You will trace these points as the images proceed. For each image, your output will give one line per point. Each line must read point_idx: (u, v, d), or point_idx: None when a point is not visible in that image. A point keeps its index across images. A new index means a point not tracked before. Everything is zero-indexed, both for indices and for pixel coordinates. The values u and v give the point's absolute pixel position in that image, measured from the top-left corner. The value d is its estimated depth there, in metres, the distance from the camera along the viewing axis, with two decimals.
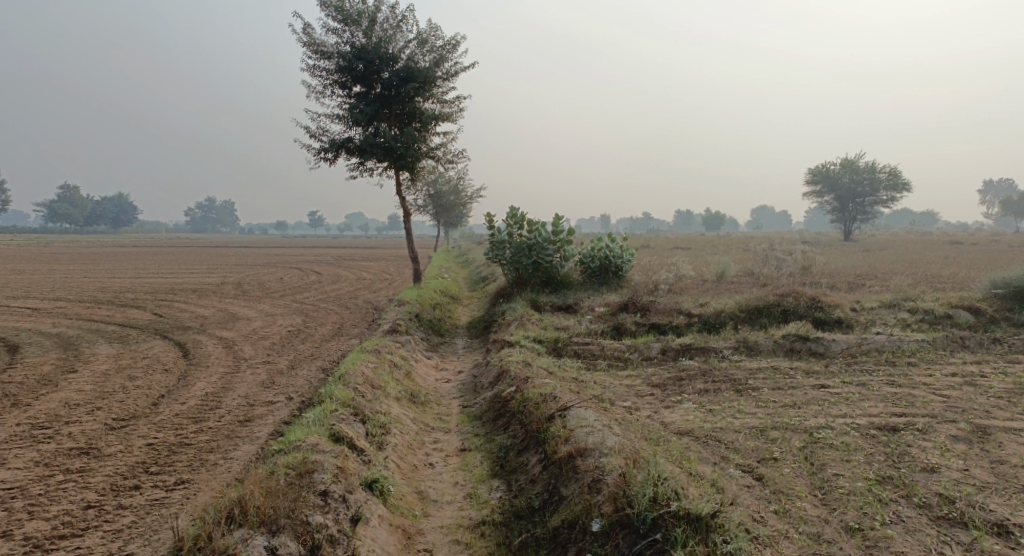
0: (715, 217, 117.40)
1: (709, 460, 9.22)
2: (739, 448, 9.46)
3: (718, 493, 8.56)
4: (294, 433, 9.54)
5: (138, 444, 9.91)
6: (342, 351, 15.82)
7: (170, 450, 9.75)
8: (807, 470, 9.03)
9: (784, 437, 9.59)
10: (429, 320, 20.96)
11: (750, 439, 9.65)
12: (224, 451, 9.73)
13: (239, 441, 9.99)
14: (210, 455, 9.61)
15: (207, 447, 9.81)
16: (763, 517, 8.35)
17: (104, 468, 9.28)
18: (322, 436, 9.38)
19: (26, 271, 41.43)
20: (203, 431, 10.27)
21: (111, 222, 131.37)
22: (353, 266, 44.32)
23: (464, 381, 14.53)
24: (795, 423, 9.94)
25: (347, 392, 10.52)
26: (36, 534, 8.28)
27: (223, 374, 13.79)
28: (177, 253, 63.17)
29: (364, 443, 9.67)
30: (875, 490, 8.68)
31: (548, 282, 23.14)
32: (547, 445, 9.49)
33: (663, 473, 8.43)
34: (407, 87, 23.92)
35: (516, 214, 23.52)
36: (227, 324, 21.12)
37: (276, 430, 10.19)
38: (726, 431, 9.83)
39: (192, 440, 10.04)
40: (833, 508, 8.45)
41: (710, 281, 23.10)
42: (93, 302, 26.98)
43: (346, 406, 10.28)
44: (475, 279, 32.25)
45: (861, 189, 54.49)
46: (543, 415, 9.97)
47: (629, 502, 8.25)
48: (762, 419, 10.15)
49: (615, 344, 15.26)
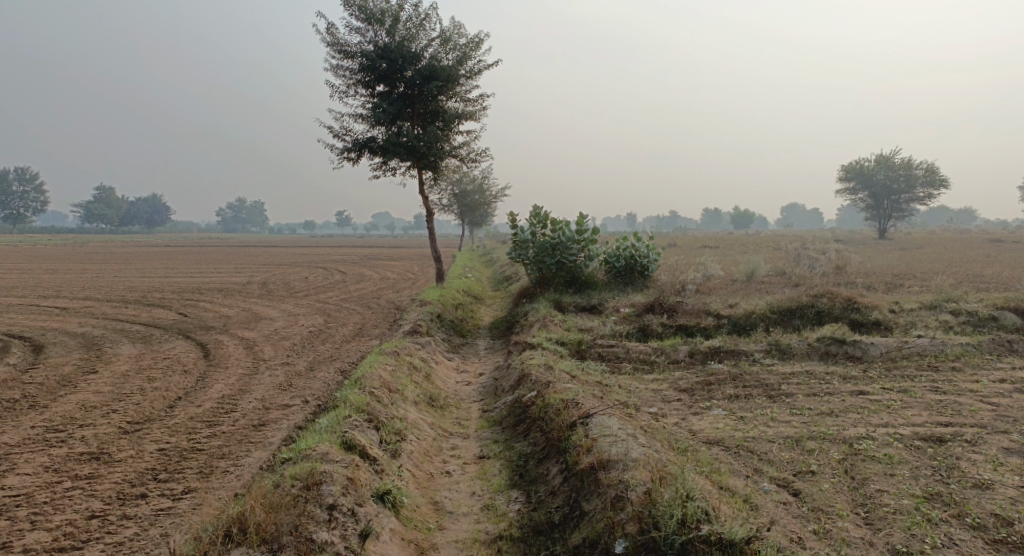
0: (744, 216, 116.23)
1: (741, 472, 8.76)
2: (774, 459, 8.99)
3: (753, 512, 8.12)
4: (305, 440, 9.21)
5: (150, 448, 9.62)
6: (362, 353, 15.51)
7: (180, 456, 9.46)
8: (847, 485, 8.54)
9: (822, 448, 9.11)
10: (452, 321, 20.64)
11: (785, 449, 9.17)
12: (236, 458, 9.43)
13: (251, 447, 9.69)
14: (221, 463, 9.32)
15: (218, 453, 9.52)
16: (803, 538, 7.89)
17: (112, 475, 9.02)
18: (334, 445, 9.03)
19: (58, 270, 41.83)
20: (216, 436, 9.97)
21: (142, 221, 132.66)
22: (378, 265, 44.18)
23: (485, 384, 14.16)
24: (832, 433, 9.45)
25: (362, 396, 10.17)
26: (35, 546, 8.05)
27: (240, 376, 13.53)
28: (207, 253, 63.55)
29: (378, 451, 9.31)
30: (924, 508, 8.20)
31: (572, 283, 22.72)
32: (568, 455, 9.09)
33: (691, 492, 8.02)
34: (429, 86, 23.60)
35: (539, 213, 23.12)
36: (249, 325, 20.95)
37: (290, 436, 9.87)
38: (759, 440, 9.35)
39: (204, 444, 9.74)
40: (878, 529, 7.98)
41: (740, 281, 22.55)
42: (117, 301, 26.93)
43: (360, 411, 9.93)
44: (499, 278, 31.88)
45: (896, 187, 53.44)
46: (565, 423, 9.55)
47: (656, 525, 7.89)
48: (797, 428, 9.66)
49: (641, 347, 14.82)
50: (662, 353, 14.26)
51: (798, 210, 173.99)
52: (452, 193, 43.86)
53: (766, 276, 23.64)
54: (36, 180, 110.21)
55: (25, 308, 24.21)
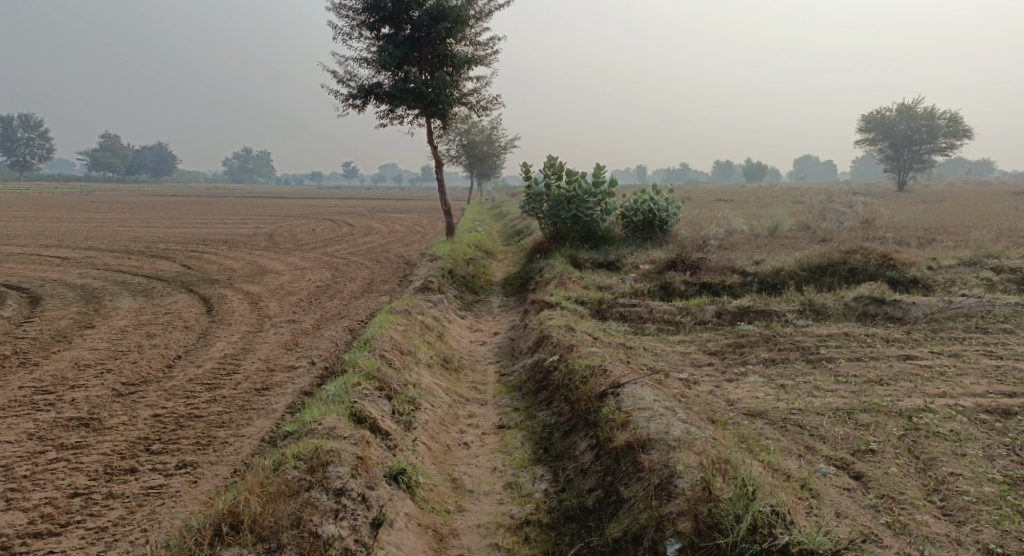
0: (756, 166, 114.46)
1: (792, 452, 8.11)
2: (827, 436, 8.34)
3: (815, 502, 7.49)
4: (310, 412, 8.57)
5: (144, 415, 8.99)
6: (372, 310, 14.85)
7: (176, 424, 8.83)
8: (914, 467, 7.89)
9: (879, 423, 8.46)
10: (463, 277, 19.94)
11: (838, 424, 8.51)
12: (236, 427, 8.79)
13: (252, 415, 9.04)
14: (219, 433, 8.69)
15: (217, 422, 8.88)
16: (876, 533, 7.22)
17: (100, 446, 8.42)
18: (341, 418, 8.37)
19: (64, 219, 41.31)
20: (216, 401, 9.32)
21: (149, 171, 131.63)
22: (387, 217, 43.36)
23: (501, 345, 13.51)
24: (887, 405, 8.78)
25: (371, 361, 9.47)
26: (9, 530, 7.47)
27: (244, 333, 12.88)
28: (214, 203, 62.87)
29: (390, 424, 8.65)
30: (1010, 498, 7.52)
31: (588, 238, 21.89)
32: (599, 430, 8.44)
33: (757, 485, 7.30)
34: (437, 27, 22.56)
35: (554, 163, 22.24)
36: (255, 278, 20.28)
37: (295, 403, 9.21)
38: (808, 413, 8.70)
39: (202, 411, 9.10)
40: (959, 522, 7.32)
41: (763, 236, 21.79)
42: (120, 252, 26.26)
43: (370, 377, 9.25)
44: (510, 232, 31.08)
45: (918, 137, 52.17)
46: (593, 393, 8.86)
47: (717, 524, 7.16)
48: (847, 399, 8.99)
49: (665, 306, 14.14)
50: (688, 313, 13.60)
51: (812, 162, 171.66)
52: (460, 143, 42.81)
53: (790, 229, 23.14)
54: (44, 128, 109.44)
55: (27, 258, 23.62)
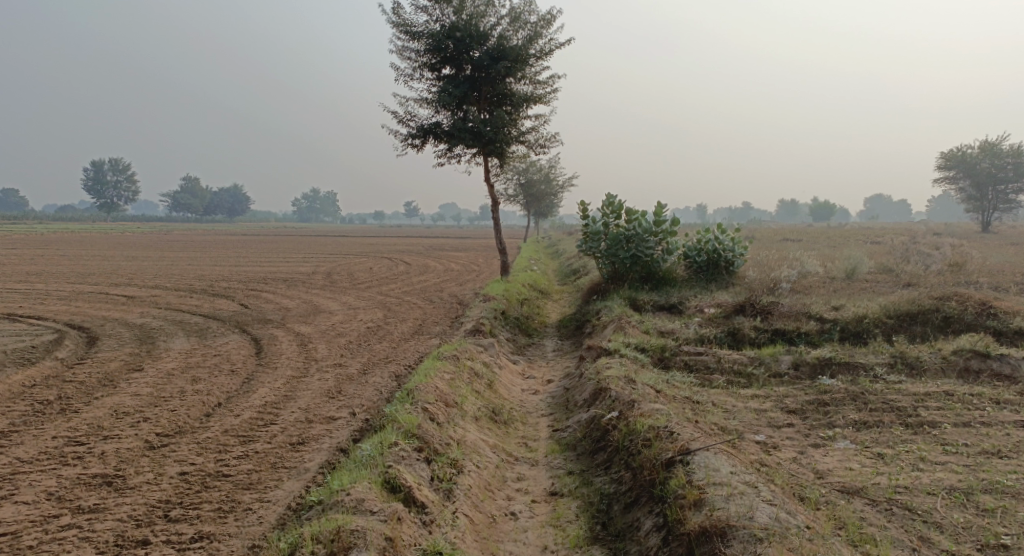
0: (823, 205, 111.76)
1: (905, 545, 7.07)
2: (943, 525, 7.27)
3: None
4: (338, 477, 7.86)
5: (171, 472, 8.30)
6: (422, 354, 14.09)
7: (202, 485, 8.12)
8: None
9: (1007, 508, 7.40)
10: (517, 318, 19.11)
11: (956, 509, 7.44)
12: (263, 490, 8.03)
13: (284, 475, 8.28)
14: (245, 497, 7.95)
15: (245, 483, 8.15)
16: None
17: (117, 511, 7.75)
18: (373, 486, 7.64)
19: (132, 257, 41.76)
20: (248, 457, 8.59)
21: (222, 211, 134.65)
22: (445, 256, 42.92)
23: (555, 395, 12.61)
24: (1012, 486, 7.70)
25: (412, 416, 8.67)
26: None
27: (286, 375, 12.20)
28: (277, 241, 63.35)
29: (427, 493, 7.84)
30: None
31: (648, 278, 20.86)
32: (667, 507, 7.53)
33: None
34: (497, 67, 22.02)
35: (613, 201, 21.33)
36: (307, 318, 19.72)
37: (331, 462, 8.43)
38: (915, 492, 7.66)
39: (232, 468, 8.37)
40: None
41: (839, 280, 20.91)
42: (179, 290, 26.10)
43: (409, 435, 8.45)
44: (566, 272, 30.26)
45: (1002, 175, 50.27)
46: (660, 462, 7.93)
47: None
48: (962, 476, 7.95)
49: (735, 357, 13.16)
50: (761, 363, 13.05)
51: (881, 201, 167.48)
52: (519, 183, 42.33)
53: (868, 273, 22.24)
54: (128, 170, 113.24)
55: (87, 296, 23.53)
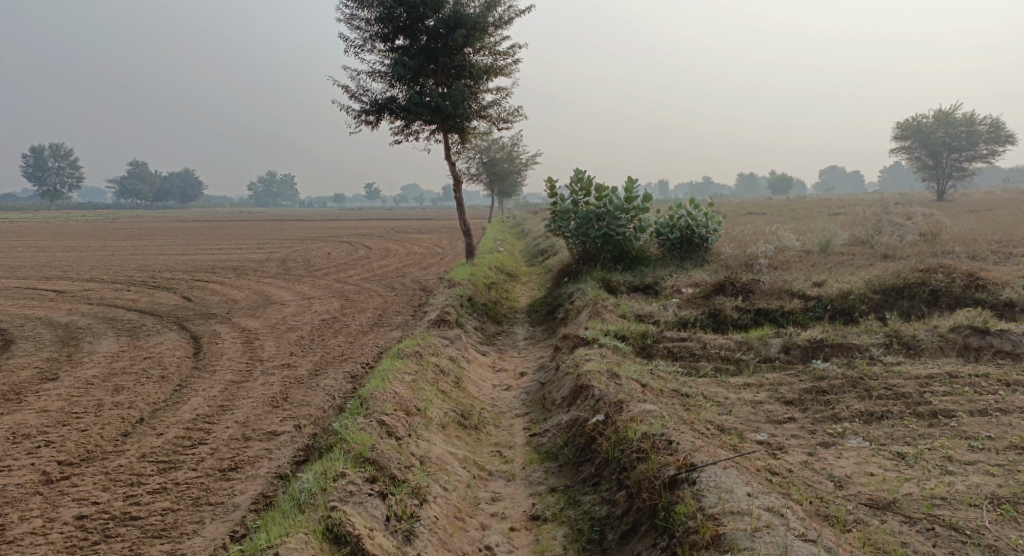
0: (782, 176, 111.66)
1: None
2: (997, 547, 6.57)
3: None
4: (270, 528, 6.84)
5: (67, 516, 7.25)
6: (380, 349, 12.91)
7: (103, 534, 7.08)
8: None
9: None
10: (484, 304, 18.01)
11: (1003, 524, 6.76)
12: (177, 539, 7.02)
13: (205, 515, 7.27)
14: (155, 548, 6.94)
15: (156, 528, 7.13)
16: None
17: None
18: (312, 538, 6.65)
19: (74, 247, 39.63)
20: (164, 491, 7.55)
21: (177, 197, 131.32)
22: (405, 238, 41.52)
23: (529, 392, 11.61)
24: None
25: (366, 436, 7.76)
26: None
27: (227, 379, 10.99)
28: (231, 227, 61.27)
29: (380, 540, 6.88)
30: None
31: (620, 258, 19.85)
32: (678, 541, 6.75)
33: None
34: (454, 36, 20.73)
35: (582, 177, 20.18)
36: (256, 311, 18.38)
37: (261, 497, 7.42)
38: (957, 506, 6.96)
39: (142, 509, 7.34)
40: None
41: (816, 254, 20.08)
42: (121, 283, 24.51)
43: (362, 461, 7.51)
44: (533, 252, 29.13)
45: (957, 144, 50.03)
46: (664, 482, 7.12)
47: None
48: (1001, 479, 7.25)
49: (722, 342, 12.18)
50: (749, 349, 12.06)
51: (839, 171, 168.12)
52: (479, 161, 41.08)
53: (843, 246, 21.47)
54: (74, 158, 109.73)
55: (18, 293, 21.85)
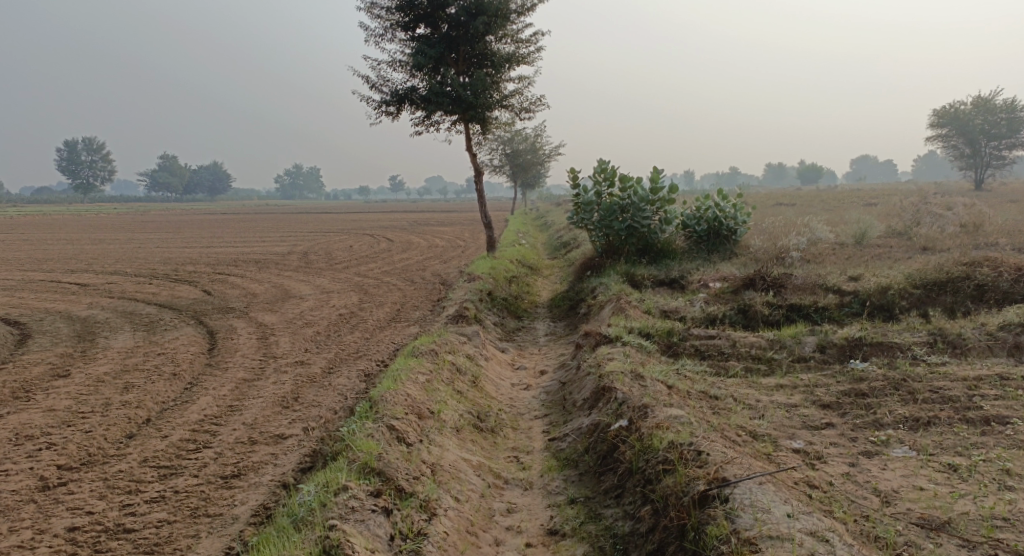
0: (812, 167, 110.04)
1: None
2: None
3: None
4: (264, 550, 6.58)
5: (59, 527, 6.99)
6: (396, 346, 12.49)
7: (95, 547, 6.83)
8: None
9: None
10: (505, 299, 17.57)
11: None
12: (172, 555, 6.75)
13: (202, 528, 7.00)
14: None
15: (151, 542, 6.87)
16: None
17: None
18: None
19: (99, 240, 39.60)
20: (162, 501, 7.26)
21: (205, 189, 132.07)
22: (428, 231, 41.14)
23: (550, 391, 11.17)
24: None
25: (372, 444, 7.46)
26: None
27: (238, 377, 10.62)
28: (255, 220, 61.28)
29: None
30: None
31: (646, 251, 19.30)
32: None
33: None
34: (475, 23, 20.23)
35: (606, 168, 19.61)
36: (274, 305, 18.06)
37: (261, 508, 7.17)
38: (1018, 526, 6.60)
39: (138, 520, 7.07)
40: None
41: (849, 246, 19.42)
42: (141, 276, 24.31)
43: (365, 473, 7.24)
44: (556, 245, 28.60)
45: (996, 132, 48.83)
46: (694, 500, 6.85)
47: None
48: None
49: (753, 340, 11.62)
50: (782, 347, 11.51)
51: (870, 162, 165.53)
52: (504, 153, 40.62)
53: (878, 238, 20.75)
54: (103, 151, 110.54)
55: (38, 286, 21.68)
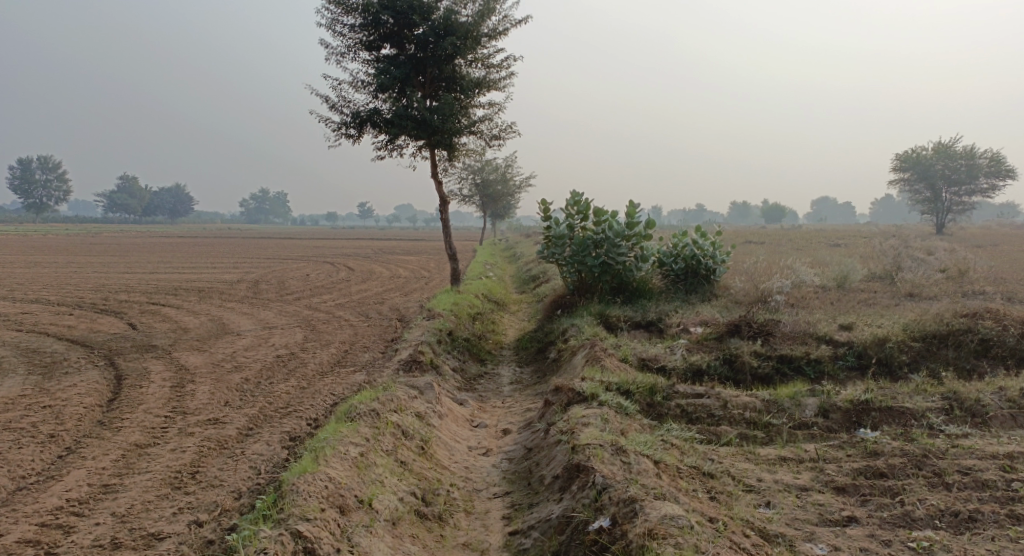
0: (777, 207, 110.60)
1: None
2: None
3: None
4: None
5: None
6: (333, 400, 10.66)
7: None
8: None
9: None
10: (466, 340, 15.78)
11: None
12: None
13: None
14: None
15: None
16: None
17: None
18: None
19: (37, 264, 37.02)
20: None
21: (166, 212, 129.04)
22: (390, 261, 39.26)
23: (512, 459, 9.38)
24: None
25: None
26: None
27: (128, 437, 9.01)
28: (212, 245, 58.74)
29: None
30: None
31: (620, 290, 17.70)
32: None
33: None
34: (444, 44, 18.67)
35: (579, 200, 17.99)
36: (205, 343, 16.09)
37: None
38: None
39: None
40: None
41: (834, 290, 17.97)
42: (68, 305, 22.20)
43: None
44: (524, 279, 26.93)
45: (957, 177, 48.34)
46: None
47: None
48: None
49: (746, 400, 9.74)
50: (780, 411, 9.62)
51: (832, 202, 166.81)
52: (472, 182, 39.08)
53: (861, 281, 19.45)
54: (61, 170, 107.27)
55: None
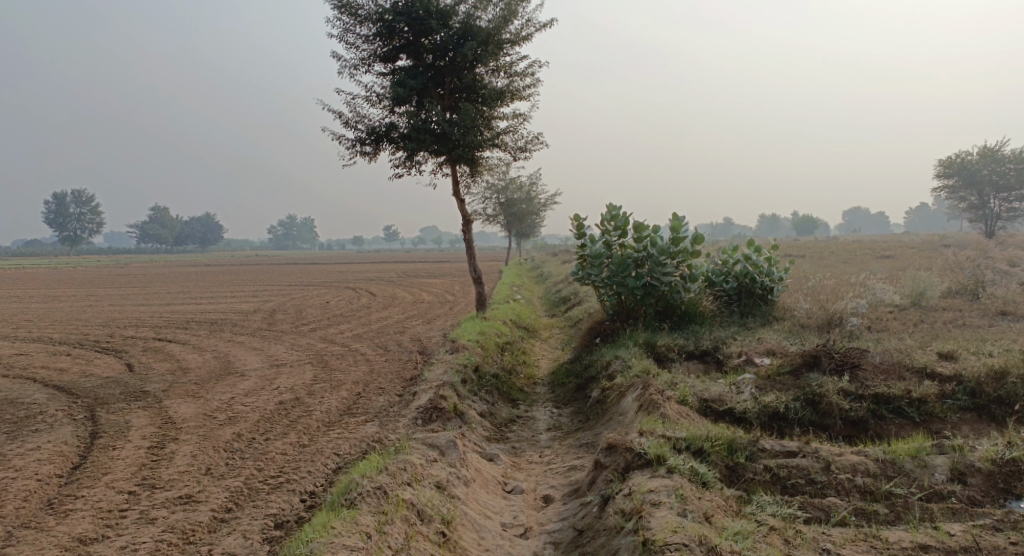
0: (807, 221, 108.23)
1: None
2: None
3: None
4: None
5: None
6: (337, 463, 8.74)
7: None
8: None
9: None
10: (495, 376, 13.79)
11: None
12: None
13: None
14: None
15: None
16: None
17: None
18: None
19: (46, 296, 35.40)
20: None
21: (194, 240, 128.51)
22: (414, 284, 37.38)
23: (560, 544, 7.51)
24: None
25: None
26: None
27: (77, 516, 7.65)
28: (231, 270, 57.16)
29: None
30: None
31: (667, 315, 15.65)
32: None
33: None
34: (464, 52, 16.80)
35: (616, 213, 15.93)
36: (201, 386, 14.19)
37: None
38: None
39: None
40: None
41: (913, 310, 15.82)
42: (64, 343, 20.37)
43: None
44: (555, 300, 24.91)
45: (1005, 183, 45.63)
46: None
47: None
48: None
49: (855, 461, 7.71)
50: (901, 474, 7.63)
51: (863, 213, 163.32)
52: (497, 202, 37.24)
53: (939, 298, 17.19)
54: (90, 201, 106.91)
55: None
